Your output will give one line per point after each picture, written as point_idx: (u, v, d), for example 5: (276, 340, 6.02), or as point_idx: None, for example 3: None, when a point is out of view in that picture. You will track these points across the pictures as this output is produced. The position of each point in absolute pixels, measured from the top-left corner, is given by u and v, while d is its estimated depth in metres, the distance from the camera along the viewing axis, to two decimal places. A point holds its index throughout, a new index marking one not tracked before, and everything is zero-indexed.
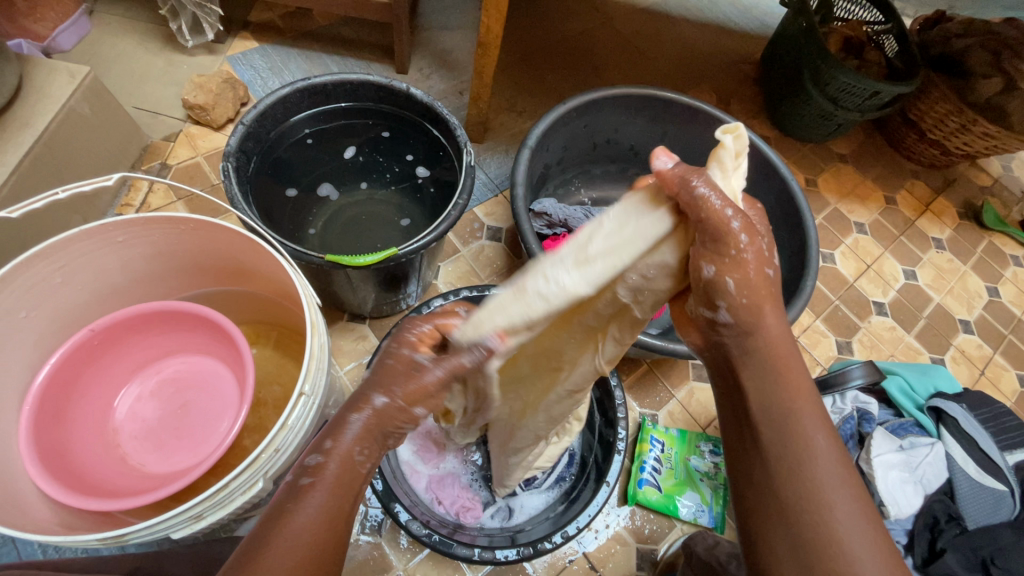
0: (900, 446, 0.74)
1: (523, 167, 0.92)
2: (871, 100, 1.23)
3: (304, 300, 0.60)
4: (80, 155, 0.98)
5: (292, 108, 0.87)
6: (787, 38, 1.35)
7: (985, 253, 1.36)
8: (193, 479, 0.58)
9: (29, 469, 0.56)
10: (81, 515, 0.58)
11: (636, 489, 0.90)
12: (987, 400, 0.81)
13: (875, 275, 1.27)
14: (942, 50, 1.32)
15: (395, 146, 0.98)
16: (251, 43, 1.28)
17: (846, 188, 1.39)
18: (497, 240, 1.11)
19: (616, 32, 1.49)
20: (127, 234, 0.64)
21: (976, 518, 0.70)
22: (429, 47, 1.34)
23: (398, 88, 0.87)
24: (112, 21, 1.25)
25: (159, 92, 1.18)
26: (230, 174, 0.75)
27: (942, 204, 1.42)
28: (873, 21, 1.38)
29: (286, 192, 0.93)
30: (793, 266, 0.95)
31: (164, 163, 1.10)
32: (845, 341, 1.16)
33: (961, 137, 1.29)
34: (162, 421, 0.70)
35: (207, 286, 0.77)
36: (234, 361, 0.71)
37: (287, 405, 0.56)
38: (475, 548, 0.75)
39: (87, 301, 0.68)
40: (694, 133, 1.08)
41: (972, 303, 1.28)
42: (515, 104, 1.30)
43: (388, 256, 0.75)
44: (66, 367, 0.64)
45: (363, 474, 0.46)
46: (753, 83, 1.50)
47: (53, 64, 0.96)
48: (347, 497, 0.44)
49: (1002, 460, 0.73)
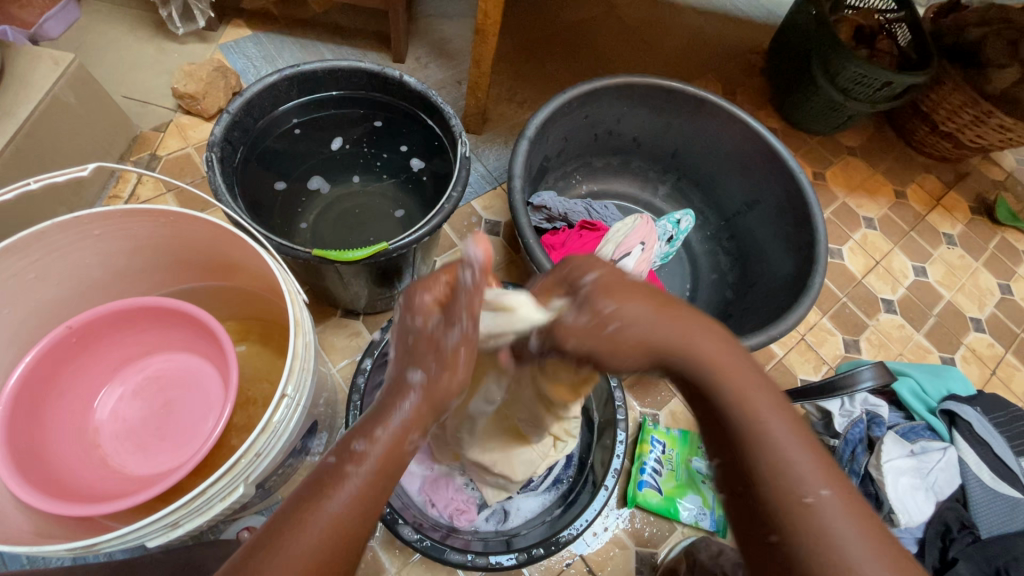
0: (911, 451, 0.70)
1: (521, 158, 0.89)
2: (882, 91, 1.19)
3: (288, 296, 0.58)
4: (66, 145, 0.95)
5: (280, 96, 0.83)
6: (796, 27, 1.31)
7: (998, 249, 1.32)
8: (173, 483, 0.55)
9: (3, 473, 0.54)
10: (57, 522, 0.55)
11: (636, 491, 0.87)
12: (1003, 404, 0.78)
13: (884, 271, 1.23)
14: (956, 38, 1.28)
15: (389, 137, 0.95)
16: (243, 31, 1.25)
17: (854, 182, 1.35)
18: (494, 234, 1.08)
19: (621, 21, 1.45)
20: (105, 227, 0.61)
21: (990, 527, 0.67)
22: (426, 35, 1.31)
23: (391, 76, 0.84)
24: (101, 8, 1.21)
25: (149, 81, 1.15)
26: (214, 166, 0.72)
27: (954, 199, 1.38)
28: (885, 9, 1.32)
29: (275, 185, 0.90)
30: (800, 262, 0.92)
31: (154, 154, 1.07)
32: (853, 339, 1.13)
33: (974, 130, 1.25)
34: (145, 421, 0.68)
35: (192, 281, 0.75)
36: (219, 360, 0.69)
37: (269, 407, 0.53)
38: (469, 554, 0.73)
39: (65, 297, 0.65)
40: (700, 124, 1.04)
41: (983, 301, 1.24)
42: (514, 94, 1.27)
43: (378, 251, 0.72)
44: (42, 366, 0.61)
45: None
46: (760, 73, 1.46)
47: (35, 51, 0.93)
48: None
49: (1017, 467, 0.70)
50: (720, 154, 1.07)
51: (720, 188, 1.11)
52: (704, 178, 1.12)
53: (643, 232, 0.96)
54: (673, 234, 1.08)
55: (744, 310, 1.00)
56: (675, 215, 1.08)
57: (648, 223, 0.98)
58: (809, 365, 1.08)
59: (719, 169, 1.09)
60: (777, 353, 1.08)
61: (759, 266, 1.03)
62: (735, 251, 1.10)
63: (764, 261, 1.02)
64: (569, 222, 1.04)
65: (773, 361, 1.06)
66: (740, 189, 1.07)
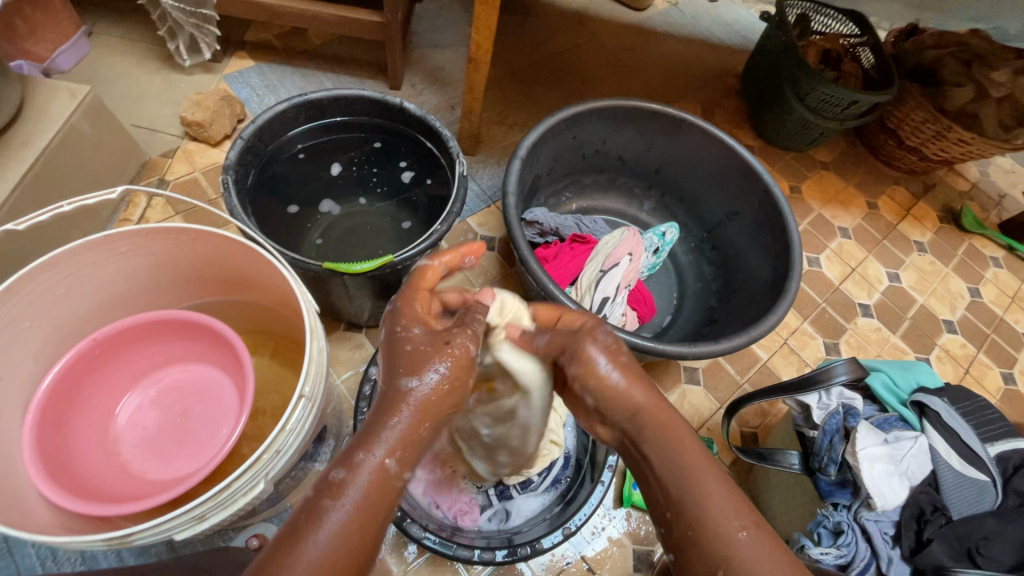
0: (884, 440, 0.75)
1: (514, 177, 0.95)
2: (849, 109, 1.28)
3: (302, 307, 0.62)
4: (80, 171, 1.00)
5: (289, 123, 0.89)
6: (767, 51, 1.40)
7: (966, 255, 1.40)
8: (197, 483, 0.59)
9: (35, 476, 0.57)
10: (85, 520, 0.59)
11: (631, 490, 0.91)
12: (968, 395, 0.83)
13: (859, 278, 1.30)
14: (916, 60, 1.38)
15: (388, 157, 1.00)
16: (246, 62, 1.31)
17: (829, 195, 1.43)
18: (490, 249, 1.14)
19: (604, 48, 1.54)
20: (129, 245, 0.66)
21: (960, 508, 0.72)
22: (421, 63, 1.38)
23: (393, 103, 0.90)
24: (110, 42, 1.28)
25: (157, 110, 1.21)
26: (230, 187, 0.77)
27: (923, 208, 1.46)
28: (849, 34, 1.43)
29: (286, 209, 0.95)
30: (779, 267, 0.98)
31: (162, 179, 1.12)
32: (833, 343, 1.19)
33: (937, 143, 1.34)
34: (162, 429, 0.72)
35: (207, 295, 0.78)
36: (233, 370, 0.73)
37: (287, 408, 0.57)
38: (475, 550, 0.77)
39: (88, 311, 0.69)
40: (681, 143, 1.12)
41: (955, 304, 1.31)
42: (505, 117, 1.34)
43: (383, 264, 0.76)
44: (68, 376, 0.65)
45: (340, 465, 0.45)
46: (735, 94, 1.55)
47: (52, 85, 0.98)
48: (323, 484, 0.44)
49: (983, 451, 0.75)
50: (700, 169, 1.13)
51: (703, 201, 1.17)
52: (687, 193, 1.19)
53: (630, 244, 1.03)
54: (659, 246, 1.13)
55: (728, 316, 1.05)
56: (660, 227, 1.15)
57: (636, 234, 1.05)
58: (792, 367, 1.13)
59: (700, 183, 1.15)
60: (762, 356, 1.13)
61: (741, 274, 1.09)
62: (718, 260, 1.16)
63: (745, 269, 1.08)
64: (561, 236, 1.10)
65: (758, 364, 1.12)
66: (720, 201, 1.14)
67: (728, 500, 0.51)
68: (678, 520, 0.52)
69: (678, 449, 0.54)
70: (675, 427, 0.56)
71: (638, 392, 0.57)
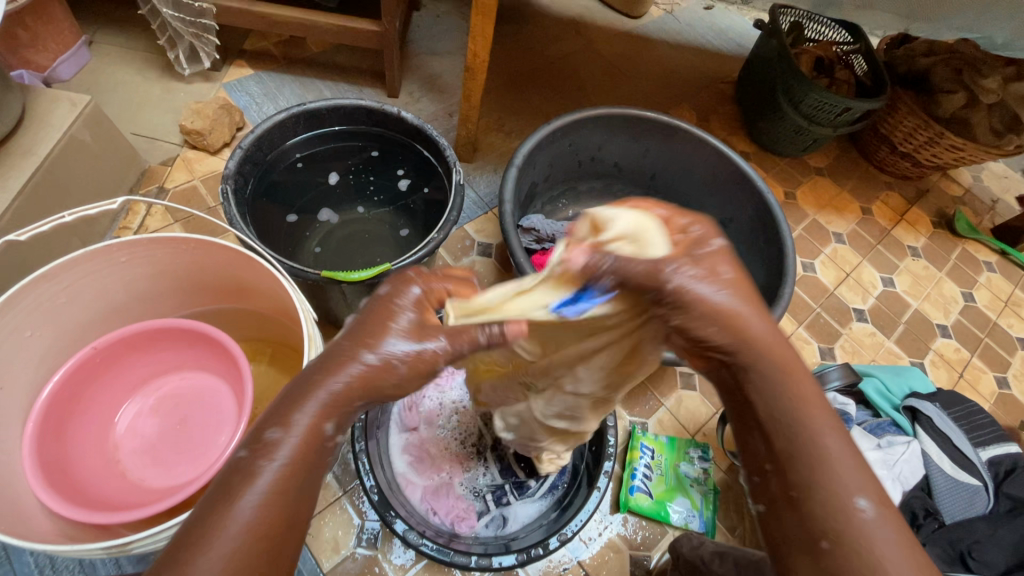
0: (878, 445, 0.77)
1: (511, 185, 0.96)
2: (842, 116, 1.29)
3: (301, 315, 0.63)
4: (80, 180, 1.01)
5: (288, 132, 0.90)
6: (761, 59, 1.42)
7: (960, 260, 1.41)
8: (196, 490, 0.59)
9: (35, 485, 0.58)
10: (84, 526, 0.59)
11: (628, 496, 0.92)
12: (961, 399, 0.84)
13: (854, 283, 1.31)
14: (908, 67, 1.38)
15: (386, 165, 1.01)
16: (246, 71, 1.33)
17: (824, 201, 1.44)
18: (487, 256, 1.15)
19: (600, 55, 1.55)
20: (130, 255, 0.66)
21: (953, 513, 0.73)
22: (419, 71, 1.39)
23: (390, 112, 0.91)
24: (111, 51, 1.29)
25: (157, 119, 1.22)
26: (229, 197, 0.77)
27: (916, 213, 1.48)
28: (842, 42, 1.45)
29: (285, 217, 0.96)
30: (773, 272, 0.99)
31: (162, 187, 1.13)
32: (828, 347, 1.20)
33: (930, 149, 1.36)
34: (161, 436, 0.72)
35: (206, 303, 0.79)
36: (231, 377, 0.73)
37: None
38: (472, 556, 0.79)
39: (89, 320, 0.70)
40: (675, 150, 1.13)
41: (949, 308, 1.32)
42: (502, 125, 1.35)
43: (381, 272, 0.77)
44: (68, 384, 0.66)
45: None
46: (731, 101, 1.56)
47: (53, 94, 0.99)
48: (321, 492, 0.44)
49: (974, 455, 0.77)
50: (695, 176, 1.15)
51: (698, 208, 1.18)
52: (683, 200, 1.20)
53: None
54: None
55: None
56: None
57: None
58: None
59: (695, 190, 1.17)
60: None
61: None
62: None
63: None
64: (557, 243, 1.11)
65: None
66: (715, 208, 1.15)
67: (850, 464, 0.43)
68: (782, 476, 0.44)
69: (793, 393, 0.46)
70: (792, 364, 0.47)
71: (755, 324, 0.46)
